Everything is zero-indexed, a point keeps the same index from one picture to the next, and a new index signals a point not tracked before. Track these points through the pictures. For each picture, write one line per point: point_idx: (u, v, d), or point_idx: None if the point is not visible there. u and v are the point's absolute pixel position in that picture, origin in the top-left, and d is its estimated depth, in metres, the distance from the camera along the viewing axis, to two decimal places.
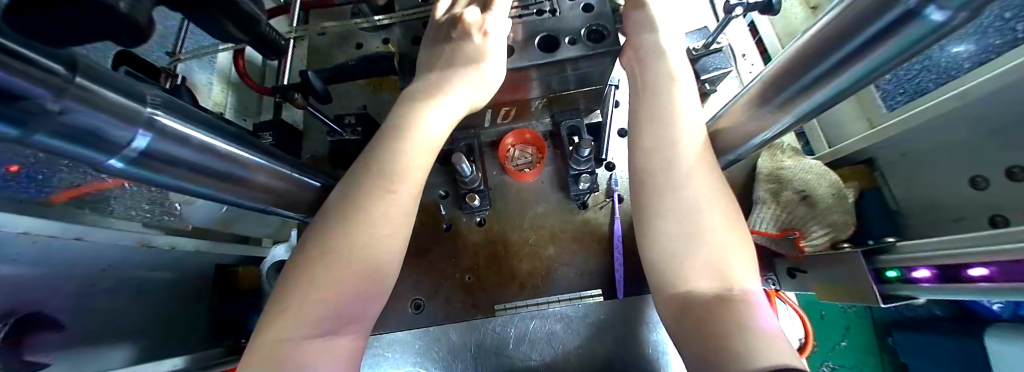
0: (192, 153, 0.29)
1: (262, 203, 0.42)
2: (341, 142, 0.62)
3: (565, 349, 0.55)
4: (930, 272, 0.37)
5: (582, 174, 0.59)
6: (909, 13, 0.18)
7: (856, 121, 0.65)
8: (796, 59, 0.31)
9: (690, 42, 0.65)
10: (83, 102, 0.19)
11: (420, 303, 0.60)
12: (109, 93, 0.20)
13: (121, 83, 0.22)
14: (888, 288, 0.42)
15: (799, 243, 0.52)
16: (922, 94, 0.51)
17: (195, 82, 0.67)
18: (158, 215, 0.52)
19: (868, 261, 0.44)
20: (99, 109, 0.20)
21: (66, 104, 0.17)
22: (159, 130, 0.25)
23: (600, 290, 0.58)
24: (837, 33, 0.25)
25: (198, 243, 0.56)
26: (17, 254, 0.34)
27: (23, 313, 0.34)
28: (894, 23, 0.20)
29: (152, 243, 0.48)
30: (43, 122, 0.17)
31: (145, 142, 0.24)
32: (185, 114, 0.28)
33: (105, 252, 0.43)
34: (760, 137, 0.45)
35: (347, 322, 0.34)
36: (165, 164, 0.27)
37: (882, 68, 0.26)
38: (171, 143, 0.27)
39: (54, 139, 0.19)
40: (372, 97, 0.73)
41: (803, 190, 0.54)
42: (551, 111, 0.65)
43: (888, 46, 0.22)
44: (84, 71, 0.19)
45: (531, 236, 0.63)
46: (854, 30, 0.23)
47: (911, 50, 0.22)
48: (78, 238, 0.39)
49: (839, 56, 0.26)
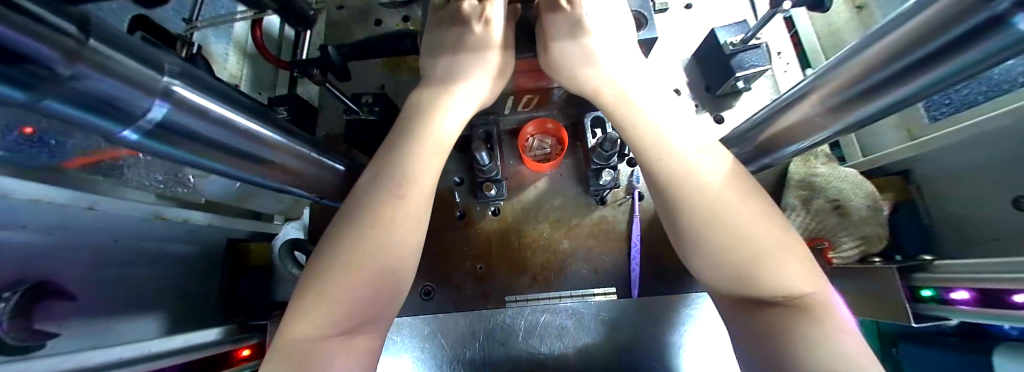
0: (211, 128, 0.27)
1: (279, 183, 0.40)
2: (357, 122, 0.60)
3: (577, 344, 0.54)
4: (969, 294, 0.35)
5: (604, 169, 0.56)
6: (996, 19, 0.16)
7: (895, 130, 0.61)
8: (859, 64, 0.28)
9: (728, 35, 0.61)
10: (97, 67, 0.17)
11: (430, 290, 0.60)
12: (124, 59, 0.18)
13: (140, 48, 0.20)
14: (919, 307, 0.40)
15: (827, 254, 0.50)
16: (971, 107, 0.48)
17: (211, 52, 0.65)
18: (172, 186, 0.50)
19: (904, 278, 0.41)
20: (114, 77, 0.18)
21: (79, 69, 0.16)
22: (178, 101, 0.23)
23: (614, 289, 0.57)
24: (913, 40, 0.22)
25: (212, 217, 0.55)
26: (28, 222, 0.32)
27: (33, 281, 0.34)
28: (978, 29, 0.18)
29: (165, 215, 0.47)
30: (53, 87, 0.15)
31: (163, 113, 0.22)
32: (206, 86, 0.26)
33: (118, 224, 0.42)
34: (800, 144, 0.43)
35: (363, 323, 0.33)
36: (185, 139, 0.26)
37: (954, 80, 0.24)
38: (192, 117, 0.25)
39: (65, 105, 0.17)
40: (389, 77, 0.71)
41: (836, 199, 0.52)
42: (574, 101, 0.63)
43: (967, 54, 0.20)
44: (99, 33, 0.17)
45: (545, 230, 0.61)
46: (933, 33, 0.21)
47: (995, 62, 0.20)
48: (91, 208, 0.37)
49: (909, 61, 0.24)
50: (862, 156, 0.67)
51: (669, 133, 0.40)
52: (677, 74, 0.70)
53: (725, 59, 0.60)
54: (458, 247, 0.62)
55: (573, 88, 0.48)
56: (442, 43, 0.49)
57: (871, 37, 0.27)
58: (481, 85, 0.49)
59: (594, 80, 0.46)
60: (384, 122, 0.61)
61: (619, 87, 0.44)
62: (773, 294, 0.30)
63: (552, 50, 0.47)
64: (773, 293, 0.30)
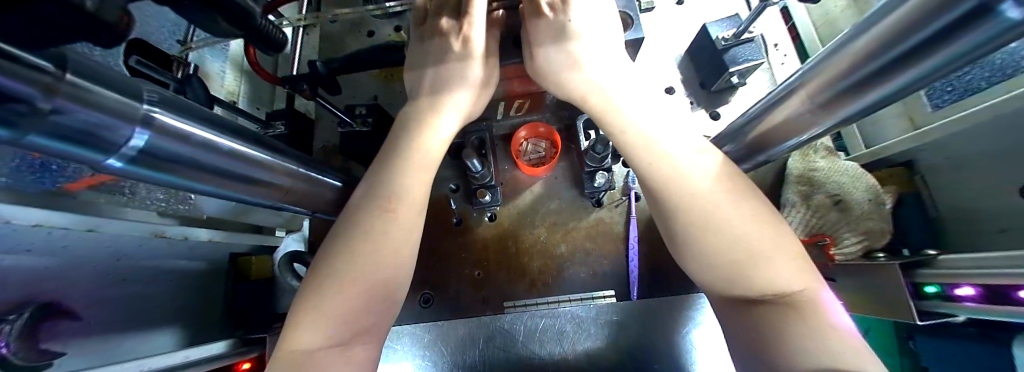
0: (196, 150, 0.27)
1: (272, 200, 0.41)
2: (351, 134, 0.60)
3: (577, 350, 0.54)
4: (975, 290, 0.34)
5: (598, 171, 0.56)
6: (984, 9, 0.16)
7: (898, 119, 0.60)
8: (846, 58, 0.28)
9: (719, 31, 0.60)
10: (72, 100, 0.17)
11: (429, 297, 0.60)
12: (100, 90, 0.19)
13: (117, 79, 0.21)
14: (923, 303, 0.39)
15: (829, 250, 0.49)
16: (973, 93, 0.46)
17: (208, 71, 0.66)
18: (173, 204, 0.52)
19: (908, 275, 0.40)
20: (91, 108, 0.18)
21: (55, 103, 0.16)
22: (158, 127, 0.24)
23: (613, 292, 0.57)
24: (900, 31, 0.22)
25: (213, 233, 0.57)
26: (32, 245, 0.34)
27: (38, 303, 0.35)
28: (968, 19, 0.17)
29: (166, 234, 0.49)
30: (30, 122, 0.16)
31: (144, 140, 0.23)
32: (188, 111, 0.27)
33: (120, 243, 0.43)
34: (795, 140, 0.42)
35: (360, 333, 0.34)
36: (169, 164, 0.26)
37: (944, 71, 0.23)
38: (174, 141, 0.25)
39: (44, 138, 0.18)
40: (383, 87, 0.72)
41: (837, 194, 0.51)
42: (566, 104, 0.63)
43: (960, 44, 0.19)
44: (72, 68, 0.17)
45: (542, 234, 0.61)
46: (921, 23, 0.20)
47: (984, 51, 0.20)
48: (90, 230, 0.39)
49: (896, 53, 0.23)
50: (866, 148, 0.66)
51: (658, 134, 0.40)
52: (670, 72, 0.69)
53: (717, 54, 0.59)
54: (455, 255, 0.62)
55: (560, 94, 0.48)
56: (428, 53, 0.50)
57: (860, 26, 0.26)
58: (472, 95, 0.48)
59: (579, 86, 0.46)
60: (378, 133, 0.61)
61: (606, 93, 0.44)
62: (763, 293, 0.30)
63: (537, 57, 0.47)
64: (763, 293, 0.30)
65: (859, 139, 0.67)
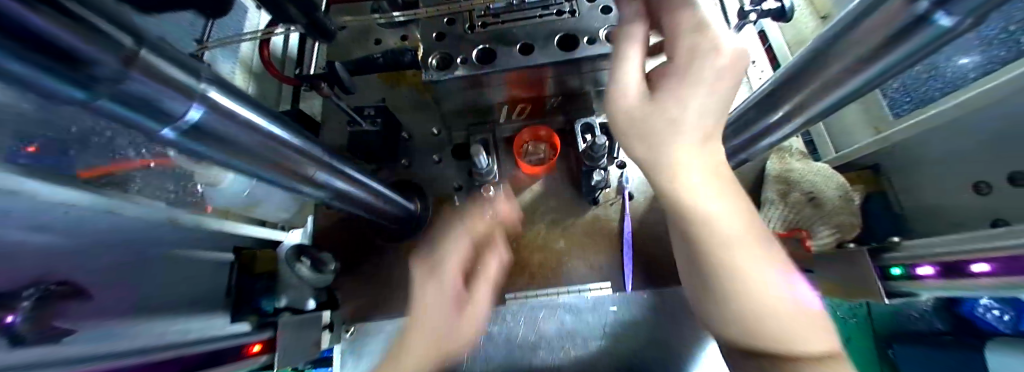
0: (235, 127, 0.29)
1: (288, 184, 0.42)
2: (357, 133, 0.61)
3: (573, 339, 0.58)
4: (934, 269, 0.38)
5: (595, 170, 0.59)
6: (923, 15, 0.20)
7: (862, 128, 0.65)
8: (798, 66, 0.33)
9: None
10: (147, 72, 0.19)
11: (432, 290, 0.63)
12: (170, 68, 0.21)
13: (183, 60, 0.23)
14: (889, 284, 0.43)
15: (805, 242, 0.53)
16: (928, 103, 0.52)
17: (220, 70, 0.67)
18: (183, 195, 0.50)
19: (874, 258, 0.44)
20: (160, 80, 0.21)
21: (135, 74, 0.18)
22: (210, 104, 0.26)
23: (609, 283, 0.60)
24: (838, 44, 0.27)
25: (224, 224, 0.57)
26: (51, 223, 0.34)
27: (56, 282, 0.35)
28: (909, 26, 0.21)
29: (179, 220, 0.49)
30: (111, 87, 0.18)
31: (197, 115, 0.25)
32: (233, 92, 0.29)
33: (133, 227, 0.44)
34: (770, 137, 0.47)
35: None
36: (212, 140, 0.28)
37: (887, 73, 0.28)
38: (221, 118, 0.27)
39: (118, 104, 0.20)
40: (390, 91, 0.76)
41: (812, 191, 0.56)
42: (565, 109, 0.67)
43: (903, 47, 0.24)
44: (153, 46, 0.20)
45: (542, 230, 0.64)
46: (869, 31, 0.24)
47: (916, 53, 0.24)
48: (111, 211, 0.40)
49: (845, 61, 0.28)
50: (835, 154, 0.71)
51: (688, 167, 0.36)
52: None
53: None
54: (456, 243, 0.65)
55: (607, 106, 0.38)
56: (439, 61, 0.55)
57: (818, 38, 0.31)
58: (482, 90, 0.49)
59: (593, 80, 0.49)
60: (386, 132, 0.64)
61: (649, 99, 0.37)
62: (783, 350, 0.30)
63: (544, 65, 0.52)
64: (786, 351, 0.30)
65: (829, 146, 0.73)
